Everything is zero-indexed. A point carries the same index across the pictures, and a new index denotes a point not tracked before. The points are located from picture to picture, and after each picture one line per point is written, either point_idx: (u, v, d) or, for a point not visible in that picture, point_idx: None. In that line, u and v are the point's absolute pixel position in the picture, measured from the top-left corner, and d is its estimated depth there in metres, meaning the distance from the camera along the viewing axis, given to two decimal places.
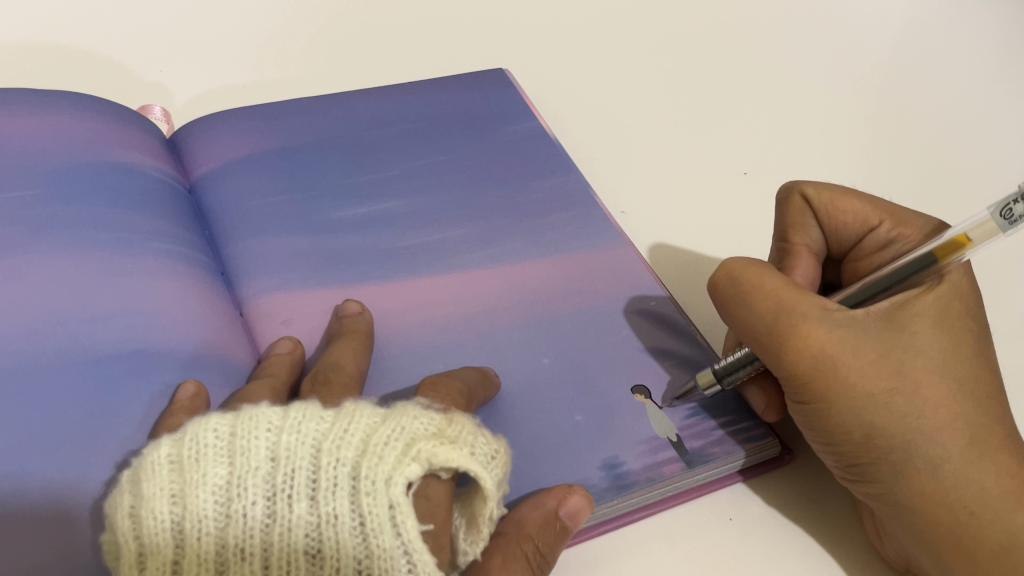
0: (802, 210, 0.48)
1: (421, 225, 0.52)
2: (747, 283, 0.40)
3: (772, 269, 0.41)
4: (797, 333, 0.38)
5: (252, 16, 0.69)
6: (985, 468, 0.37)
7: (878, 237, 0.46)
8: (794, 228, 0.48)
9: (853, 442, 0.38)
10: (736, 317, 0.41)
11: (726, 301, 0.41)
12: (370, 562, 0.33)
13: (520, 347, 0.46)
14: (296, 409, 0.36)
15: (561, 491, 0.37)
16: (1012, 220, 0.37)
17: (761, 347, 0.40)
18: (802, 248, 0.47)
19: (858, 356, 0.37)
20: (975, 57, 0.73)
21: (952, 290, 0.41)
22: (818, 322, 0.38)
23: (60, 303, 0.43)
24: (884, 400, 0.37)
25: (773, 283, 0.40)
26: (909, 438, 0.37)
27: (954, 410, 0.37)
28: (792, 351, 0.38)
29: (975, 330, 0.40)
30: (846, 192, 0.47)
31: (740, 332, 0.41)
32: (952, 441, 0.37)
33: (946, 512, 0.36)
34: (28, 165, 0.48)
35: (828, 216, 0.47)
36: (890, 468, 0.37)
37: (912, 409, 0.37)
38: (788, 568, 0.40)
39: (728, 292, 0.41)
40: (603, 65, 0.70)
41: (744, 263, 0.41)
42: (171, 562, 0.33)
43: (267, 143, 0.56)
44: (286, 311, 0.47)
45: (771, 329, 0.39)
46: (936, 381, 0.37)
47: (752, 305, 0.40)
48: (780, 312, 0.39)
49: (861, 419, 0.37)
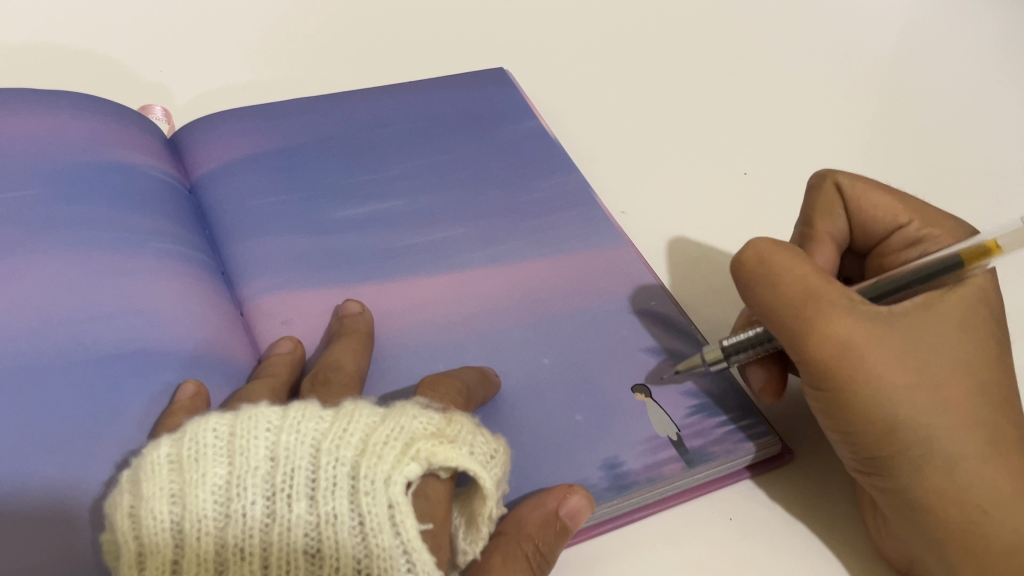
0: (832, 197, 0.48)
1: (420, 225, 0.52)
2: (775, 266, 0.38)
3: (796, 251, 0.40)
4: (823, 321, 0.37)
5: (253, 16, 0.70)
6: (997, 467, 0.37)
7: (905, 235, 0.46)
8: (821, 214, 0.48)
9: (872, 435, 0.37)
10: (759, 300, 0.39)
11: (751, 281, 0.39)
12: (370, 561, 0.33)
13: (520, 347, 0.46)
14: (296, 408, 0.36)
15: (561, 491, 0.37)
16: None
17: (784, 332, 0.38)
18: (826, 234, 0.47)
19: (881, 348, 0.37)
20: (976, 57, 0.73)
21: (973, 292, 0.41)
22: (843, 311, 0.37)
23: (61, 303, 0.43)
24: (904, 394, 0.37)
25: (801, 266, 0.38)
26: (926, 434, 0.36)
27: (970, 409, 0.37)
28: (817, 339, 0.37)
29: (994, 331, 0.40)
30: (881, 186, 0.47)
31: (762, 315, 0.39)
32: (967, 440, 0.37)
33: (957, 510, 0.36)
34: (29, 166, 0.48)
35: (858, 207, 0.47)
36: (905, 464, 0.37)
37: (930, 406, 0.37)
38: (788, 568, 0.40)
39: (756, 273, 0.39)
40: (601, 65, 0.70)
41: (772, 244, 0.39)
42: (171, 561, 0.33)
43: (266, 143, 0.56)
44: (286, 311, 0.47)
45: (796, 315, 0.38)
46: (953, 379, 0.37)
47: (778, 289, 0.38)
48: (807, 297, 0.38)
49: (883, 411, 0.37)
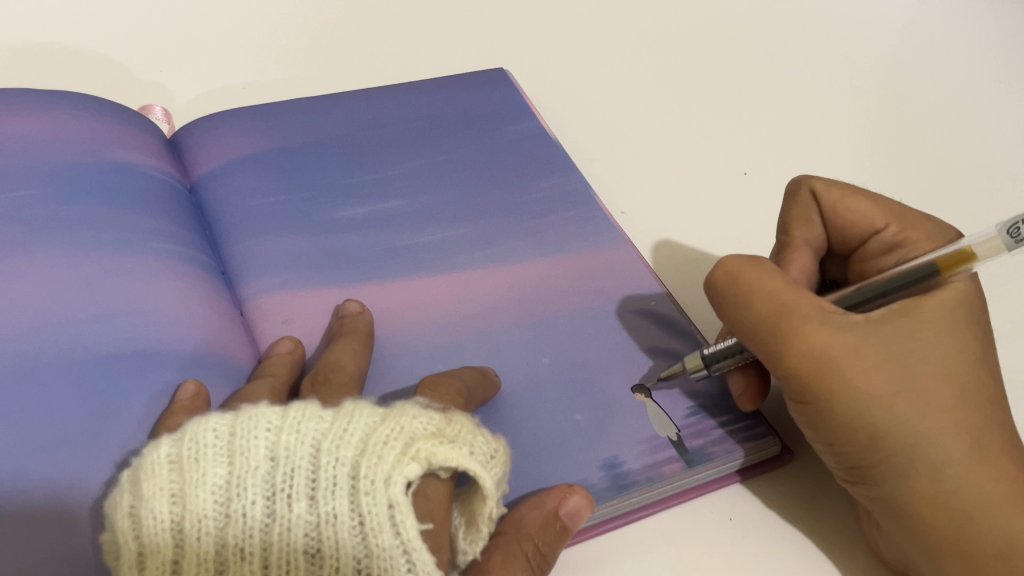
0: (808, 205, 0.48)
1: (421, 225, 0.52)
2: (747, 284, 0.40)
3: (771, 266, 0.40)
4: (797, 336, 0.38)
5: (253, 16, 0.70)
6: (986, 473, 0.36)
7: (883, 240, 0.46)
8: (796, 221, 0.48)
9: (855, 444, 0.38)
10: (735, 319, 0.40)
11: (725, 300, 0.41)
12: (370, 561, 0.33)
13: (520, 347, 0.46)
14: (296, 408, 0.36)
15: (561, 491, 0.37)
16: (1018, 239, 0.37)
17: (762, 349, 0.39)
18: (802, 241, 0.47)
19: (860, 358, 0.37)
20: (975, 56, 0.73)
21: (958, 295, 0.40)
22: (819, 324, 0.38)
23: (61, 303, 0.43)
24: (886, 403, 0.37)
25: (773, 284, 0.39)
26: (908, 442, 0.36)
27: (956, 414, 0.37)
28: (793, 353, 0.38)
29: (979, 336, 0.40)
30: (856, 191, 0.47)
31: (740, 333, 0.40)
32: (952, 446, 0.36)
33: (944, 516, 0.36)
34: (29, 166, 0.48)
35: (834, 214, 0.47)
36: (888, 472, 0.37)
37: (913, 414, 0.37)
38: (787, 568, 0.40)
39: (729, 292, 0.40)
40: (602, 65, 0.70)
41: (742, 262, 0.40)
42: (171, 561, 0.33)
43: (267, 143, 0.56)
44: (286, 311, 0.47)
45: (771, 331, 0.39)
46: (938, 386, 0.37)
47: (752, 306, 0.39)
48: (781, 313, 0.39)
49: (864, 421, 0.37)
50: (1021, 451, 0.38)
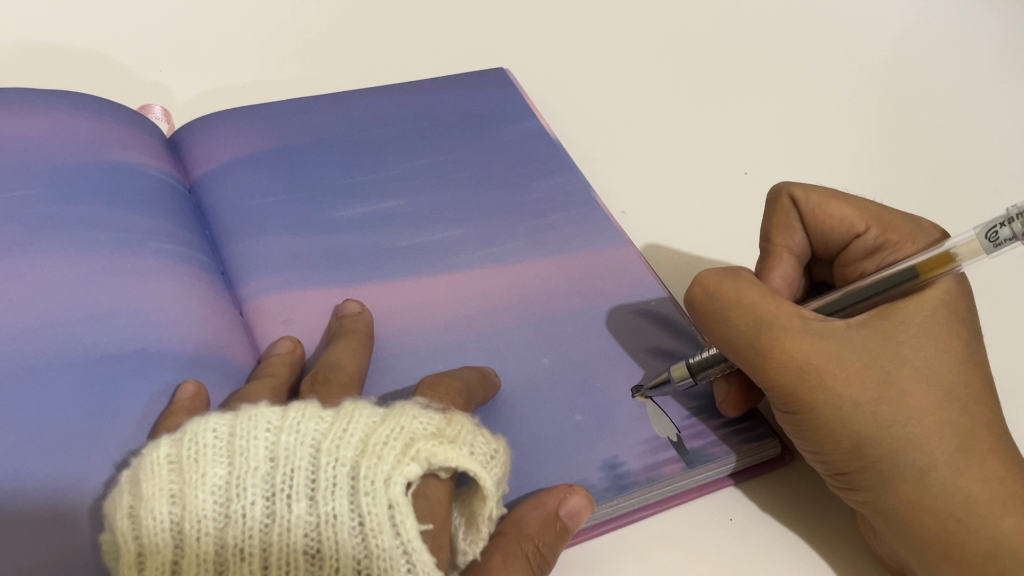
0: (789, 212, 0.48)
1: (421, 225, 0.52)
2: (725, 297, 0.40)
3: (748, 277, 0.41)
4: (779, 346, 0.38)
5: (252, 16, 0.69)
6: (973, 475, 0.36)
7: (864, 243, 0.46)
8: (777, 230, 0.48)
9: (843, 450, 0.38)
10: (716, 331, 0.40)
11: (705, 314, 0.41)
12: (370, 562, 0.33)
13: (520, 347, 0.46)
14: (295, 408, 0.36)
15: (561, 491, 0.37)
16: (997, 243, 0.37)
17: (744, 361, 0.39)
18: (784, 250, 0.47)
19: (842, 365, 0.37)
20: (974, 56, 0.73)
21: (948, 298, 0.40)
22: (799, 333, 0.38)
23: (60, 303, 0.43)
24: (871, 409, 0.37)
25: (751, 295, 0.39)
26: (895, 446, 0.36)
27: (941, 417, 0.37)
28: (777, 364, 0.38)
29: (966, 336, 0.40)
30: (835, 195, 0.47)
31: (721, 346, 0.41)
32: (938, 449, 0.36)
33: (932, 519, 0.36)
34: (29, 165, 0.48)
35: (814, 218, 0.47)
36: (877, 476, 0.37)
37: (900, 417, 0.37)
38: (786, 570, 0.40)
39: (708, 306, 0.41)
40: (601, 64, 0.70)
41: (718, 277, 0.41)
42: (171, 562, 0.33)
43: (267, 143, 0.56)
44: (286, 311, 0.47)
45: (753, 342, 0.39)
46: (923, 389, 0.37)
47: (731, 318, 0.40)
48: (761, 324, 0.39)
49: (849, 428, 0.37)
50: (1012, 451, 0.38)
